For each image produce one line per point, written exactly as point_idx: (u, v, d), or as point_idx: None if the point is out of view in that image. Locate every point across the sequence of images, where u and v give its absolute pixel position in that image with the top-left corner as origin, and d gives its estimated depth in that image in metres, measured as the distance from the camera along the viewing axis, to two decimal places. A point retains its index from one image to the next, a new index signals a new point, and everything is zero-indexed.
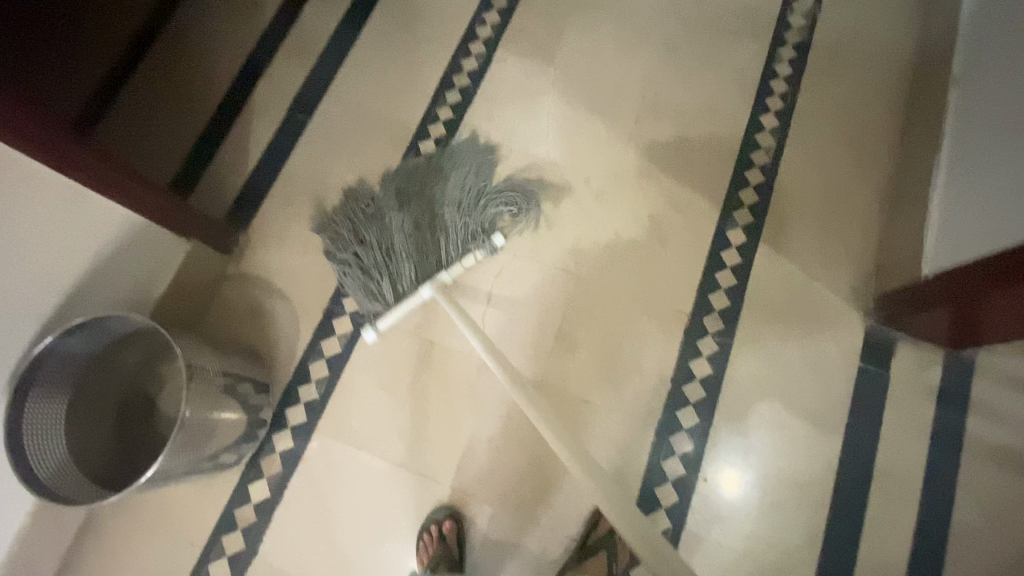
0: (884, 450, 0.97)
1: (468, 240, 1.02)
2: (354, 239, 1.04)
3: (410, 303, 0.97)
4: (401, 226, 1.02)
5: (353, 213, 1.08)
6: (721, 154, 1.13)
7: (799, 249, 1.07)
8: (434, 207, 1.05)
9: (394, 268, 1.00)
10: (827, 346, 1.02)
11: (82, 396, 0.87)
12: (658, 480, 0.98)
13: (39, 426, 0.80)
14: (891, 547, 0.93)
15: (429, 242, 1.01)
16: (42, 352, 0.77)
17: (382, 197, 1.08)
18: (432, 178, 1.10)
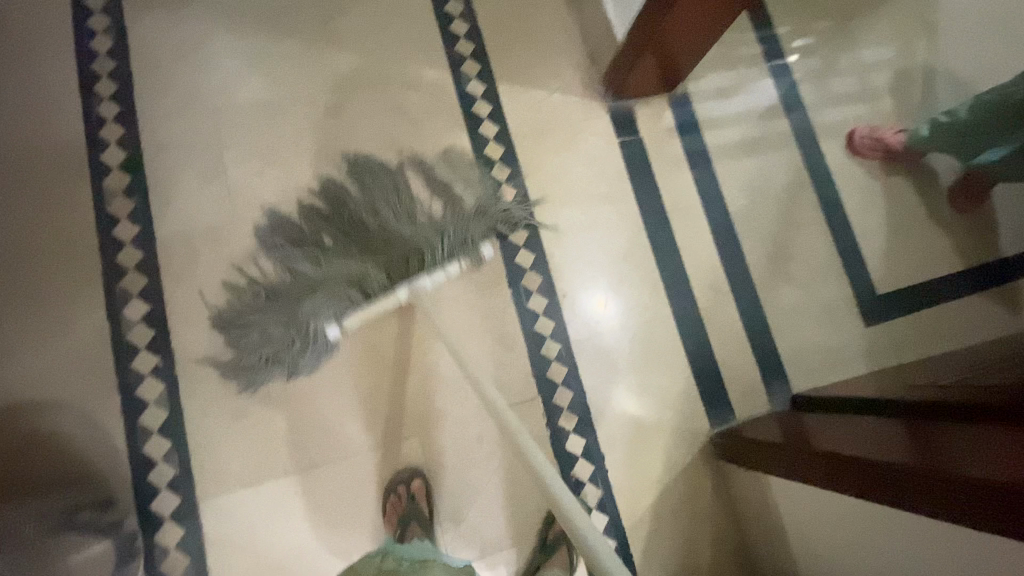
0: (666, 192, 1.15)
1: (440, 234, 0.93)
2: (283, 289, 0.90)
3: (382, 305, 0.88)
4: (337, 258, 0.90)
5: (302, 241, 0.93)
6: (418, 20, 1.12)
7: (529, 71, 1.14)
8: (368, 210, 0.93)
9: (363, 285, 0.88)
10: (590, 138, 1.14)
11: None
12: (531, 321, 1.06)
13: None
14: (705, 255, 1.15)
15: (380, 244, 0.91)
16: None
17: (344, 186, 0.97)
18: (339, 193, 0.96)
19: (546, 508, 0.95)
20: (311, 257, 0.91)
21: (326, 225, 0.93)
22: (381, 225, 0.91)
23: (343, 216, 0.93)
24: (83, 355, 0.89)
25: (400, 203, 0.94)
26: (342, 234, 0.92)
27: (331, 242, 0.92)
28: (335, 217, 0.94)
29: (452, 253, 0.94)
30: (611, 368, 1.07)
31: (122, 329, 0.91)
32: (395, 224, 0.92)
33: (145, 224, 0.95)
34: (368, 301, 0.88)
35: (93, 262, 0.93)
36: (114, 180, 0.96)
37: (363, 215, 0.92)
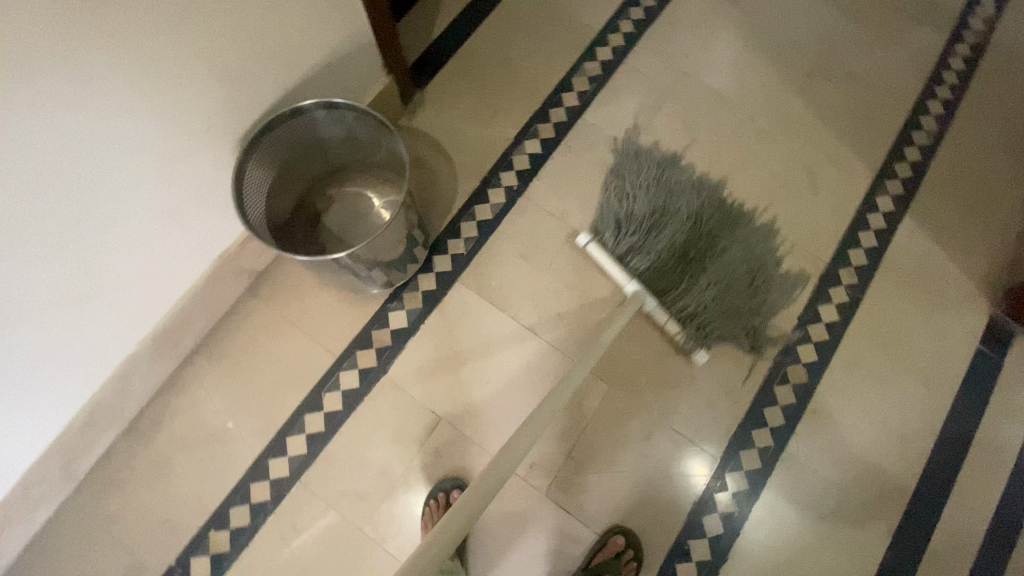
0: (985, 427, 1.00)
1: (736, 278, 1.02)
2: (653, 186, 1.06)
3: (616, 271, 1.03)
4: (651, 244, 1.01)
5: (691, 197, 1.06)
6: (882, 126, 1.17)
7: (942, 229, 1.10)
8: (713, 251, 1.03)
9: (652, 242, 1.01)
10: (952, 322, 1.05)
11: (292, 168, 0.94)
12: (768, 402, 1.01)
13: (257, 171, 0.87)
14: (976, 511, 0.96)
15: (697, 248, 1.03)
16: (304, 109, 0.85)
17: (737, 227, 1.06)
18: (719, 231, 1.05)
19: (639, 549, 0.93)
20: (675, 208, 1.04)
21: (700, 208, 1.06)
22: (698, 257, 1.02)
23: (700, 237, 1.04)
24: (482, 143, 1.15)
25: (724, 269, 1.01)
26: (698, 228, 1.04)
27: (686, 218, 1.04)
28: (711, 222, 1.05)
29: (684, 318, 1.00)
30: (797, 505, 0.96)
31: (515, 148, 1.15)
32: (701, 296, 0.99)
33: (584, 104, 1.18)
34: (613, 260, 1.04)
35: (536, 99, 1.18)
36: (592, 65, 1.21)
37: (698, 263, 1.02)
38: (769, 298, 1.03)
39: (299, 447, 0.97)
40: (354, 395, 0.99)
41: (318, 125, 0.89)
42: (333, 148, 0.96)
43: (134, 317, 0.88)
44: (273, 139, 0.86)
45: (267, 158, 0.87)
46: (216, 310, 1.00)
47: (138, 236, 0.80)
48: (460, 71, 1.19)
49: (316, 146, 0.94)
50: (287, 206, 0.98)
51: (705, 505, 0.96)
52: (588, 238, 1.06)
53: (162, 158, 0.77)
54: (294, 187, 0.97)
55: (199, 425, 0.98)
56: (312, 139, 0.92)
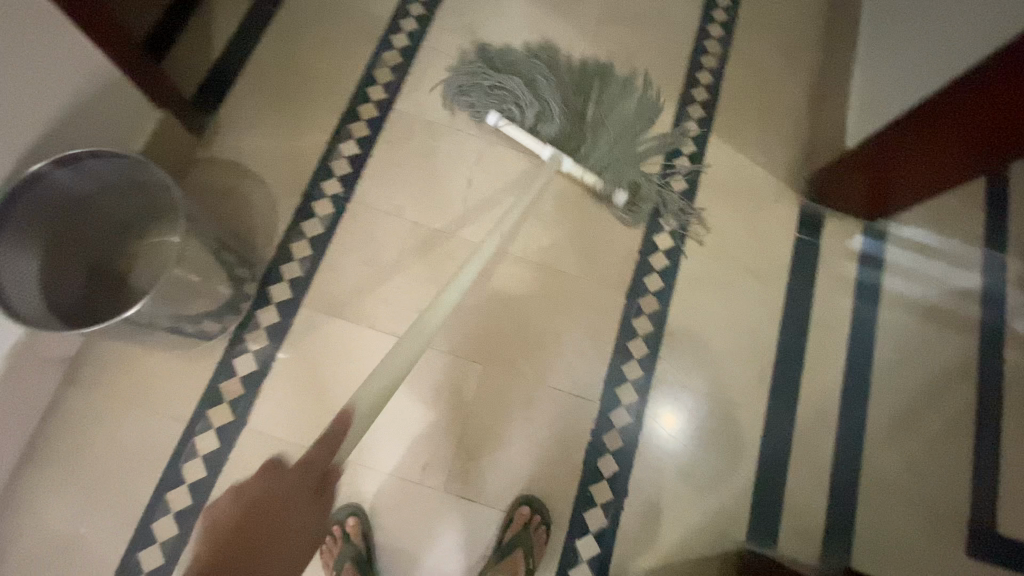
0: (816, 303, 1.11)
1: (630, 129, 1.16)
2: (551, 77, 1.18)
3: (530, 140, 1.12)
4: (553, 110, 1.15)
5: (554, 73, 1.19)
6: (673, 57, 1.25)
7: (744, 139, 1.20)
8: (590, 117, 1.17)
9: (546, 108, 1.16)
10: (771, 218, 1.15)
11: (62, 240, 0.84)
12: (630, 336, 1.04)
13: (14, 259, 0.76)
14: (825, 379, 1.07)
15: (580, 120, 1.17)
16: (36, 175, 0.74)
17: (592, 91, 1.19)
18: (587, 93, 1.18)
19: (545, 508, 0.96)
20: (552, 87, 1.17)
21: (569, 86, 1.19)
22: (586, 117, 1.17)
23: (579, 102, 1.18)
24: (296, 158, 1.09)
25: (613, 130, 1.15)
26: (572, 110, 1.18)
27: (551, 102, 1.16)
28: (583, 92, 1.19)
29: (601, 170, 1.13)
30: (678, 423, 1.01)
31: (331, 155, 1.10)
32: (607, 151, 1.13)
33: (391, 94, 1.15)
34: (527, 132, 1.13)
35: (342, 101, 1.14)
36: (390, 54, 1.18)
37: (596, 124, 1.16)
38: (640, 150, 1.16)
39: (168, 529, 0.88)
40: (217, 456, 0.92)
41: (67, 187, 0.79)
42: (104, 204, 0.86)
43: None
44: (14, 218, 0.76)
45: (17, 241, 0.77)
46: (28, 413, 0.89)
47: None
48: (252, 89, 1.12)
49: (80, 208, 0.84)
50: (79, 281, 0.88)
51: (597, 449, 1.00)
52: (495, 117, 1.12)
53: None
54: (76, 259, 0.87)
55: (47, 540, 0.88)
56: (69, 202, 0.81)
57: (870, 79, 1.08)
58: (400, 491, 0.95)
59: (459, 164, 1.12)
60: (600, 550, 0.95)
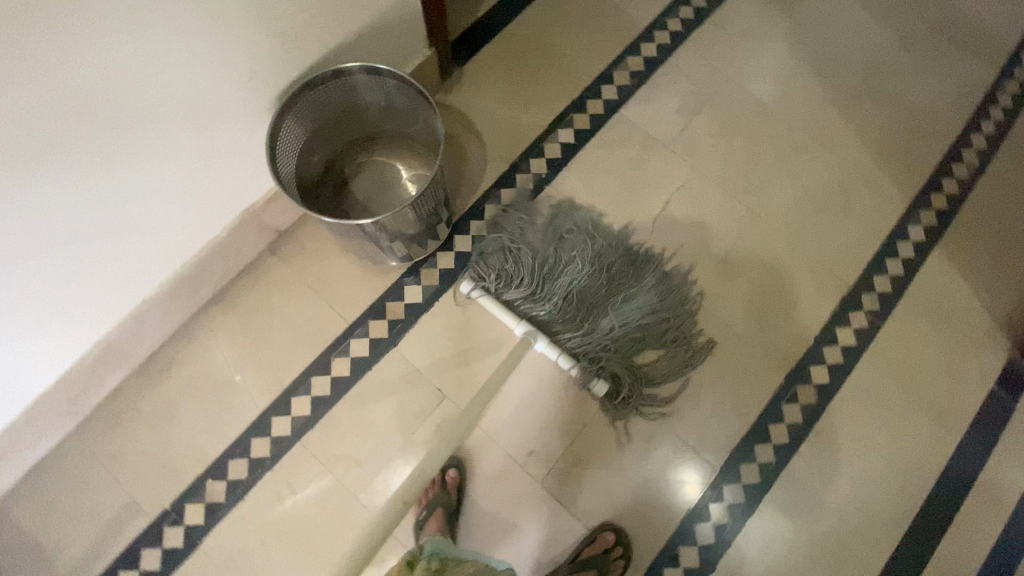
0: (992, 469, 0.98)
1: (584, 330, 1.00)
2: (540, 249, 1.04)
3: (508, 317, 1.00)
4: (544, 286, 1.01)
5: (585, 243, 1.04)
6: (922, 153, 1.15)
7: (972, 266, 1.08)
8: (591, 318, 1.01)
9: (545, 291, 1.01)
10: (972, 360, 1.03)
11: (327, 130, 0.95)
12: (773, 418, 1.00)
13: (293, 128, 0.88)
14: (973, 552, 0.95)
15: (597, 300, 1.02)
16: (347, 71, 0.85)
17: (609, 263, 1.04)
18: (596, 292, 1.02)
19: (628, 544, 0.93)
20: (604, 251, 1.05)
21: (597, 260, 1.03)
22: (595, 307, 1.01)
23: (598, 284, 1.02)
24: (516, 126, 1.14)
25: (621, 319, 1.00)
26: (581, 286, 1.02)
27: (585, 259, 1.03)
28: (610, 271, 1.03)
29: (580, 356, 0.99)
30: (792, 524, 0.96)
31: (547, 136, 1.14)
32: (581, 338, 1.00)
33: (621, 98, 1.16)
34: (501, 305, 1.01)
35: (575, 88, 1.17)
36: (634, 60, 1.19)
37: (586, 317, 1.01)
38: (665, 364, 1.02)
39: (302, 408, 0.97)
40: (362, 363, 0.99)
41: (358, 89, 0.90)
42: (370, 113, 0.97)
43: (142, 260, 0.87)
44: (310, 98, 0.87)
45: (303, 117, 0.88)
46: (234, 263, 1.01)
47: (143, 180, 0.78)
48: (500, 52, 1.18)
49: (354, 110, 0.94)
50: (318, 167, 0.99)
51: (700, 512, 0.96)
52: (471, 286, 1.02)
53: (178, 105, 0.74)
54: (326, 149, 0.98)
55: (207, 375, 0.99)
56: (349, 101, 0.92)
57: None
58: (500, 466, 0.98)
59: (662, 185, 1.11)
60: None
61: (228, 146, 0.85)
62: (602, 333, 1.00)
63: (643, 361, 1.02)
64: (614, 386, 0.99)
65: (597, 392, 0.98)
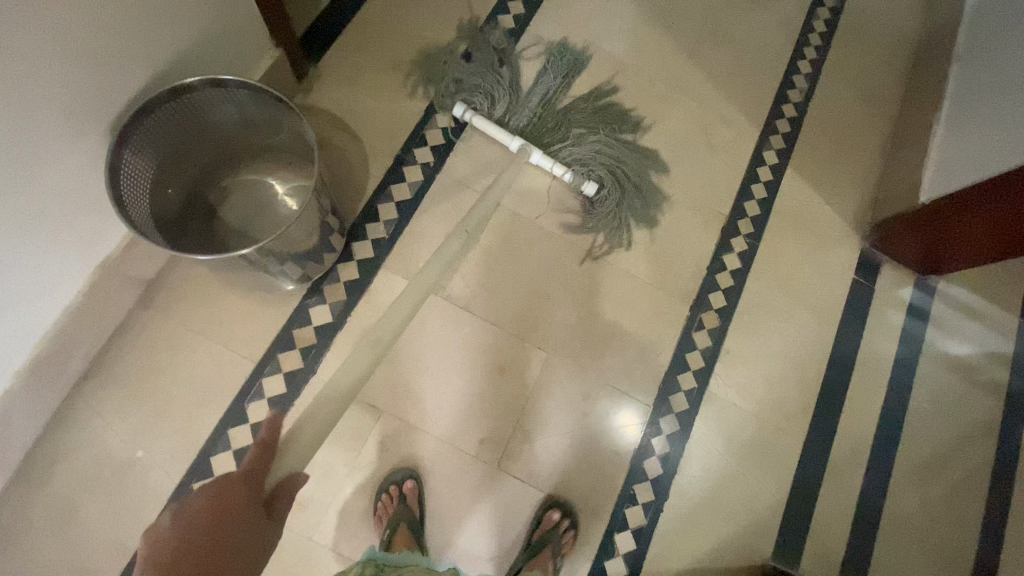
0: (863, 345, 1.15)
1: (574, 141, 1.11)
2: (501, 74, 1.12)
3: (498, 130, 1.09)
4: (520, 102, 1.12)
5: (547, 77, 1.14)
6: (762, 85, 1.27)
7: (817, 177, 1.24)
8: (568, 130, 1.12)
9: (521, 105, 1.12)
10: (833, 258, 1.20)
11: (177, 155, 0.84)
12: (689, 348, 1.09)
13: (136, 162, 0.77)
14: (862, 418, 1.12)
15: (556, 126, 1.12)
16: (188, 87, 0.75)
17: (566, 100, 1.15)
18: (562, 105, 1.14)
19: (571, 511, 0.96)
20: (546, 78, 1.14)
21: (562, 71, 1.16)
22: (560, 120, 1.12)
23: (557, 109, 1.13)
24: (390, 119, 1.09)
25: (592, 138, 1.11)
26: (550, 105, 1.13)
27: (527, 99, 1.12)
28: (574, 104, 1.15)
29: (572, 162, 1.09)
30: (723, 437, 1.06)
31: (426, 123, 1.10)
32: (572, 147, 1.10)
33: None
34: (495, 122, 1.10)
35: (442, 70, 1.14)
36: (495, 34, 1.18)
37: (566, 131, 1.11)
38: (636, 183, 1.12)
39: (226, 465, 0.88)
40: (283, 400, 0.92)
41: (206, 105, 0.80)
42: (225, 130, 0.87)
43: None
44: (149, 124, 0.76)
45: (144, 146, 0.77)
46: (103, 328, 0.88)
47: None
48: (356, 43, 1.12)
49: (206, 128, 0.84)
50: (176, 197, 0.88)
51: (645, 451, 1.03)
52: (463, 108, 1.08)
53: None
54: (181, 176, 0.87)
55: (100, 458, 0.86)
56: (198, 119, 0.82)
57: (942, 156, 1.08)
58: (452, 463, 0.97)
59: None
60: (636, 546, 0.99)
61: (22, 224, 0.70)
62: (586, 142, 1.10)
63: (625, 176, 1.11)
64: (602, 187, 1.09)
65: (588, 192, 1.08)
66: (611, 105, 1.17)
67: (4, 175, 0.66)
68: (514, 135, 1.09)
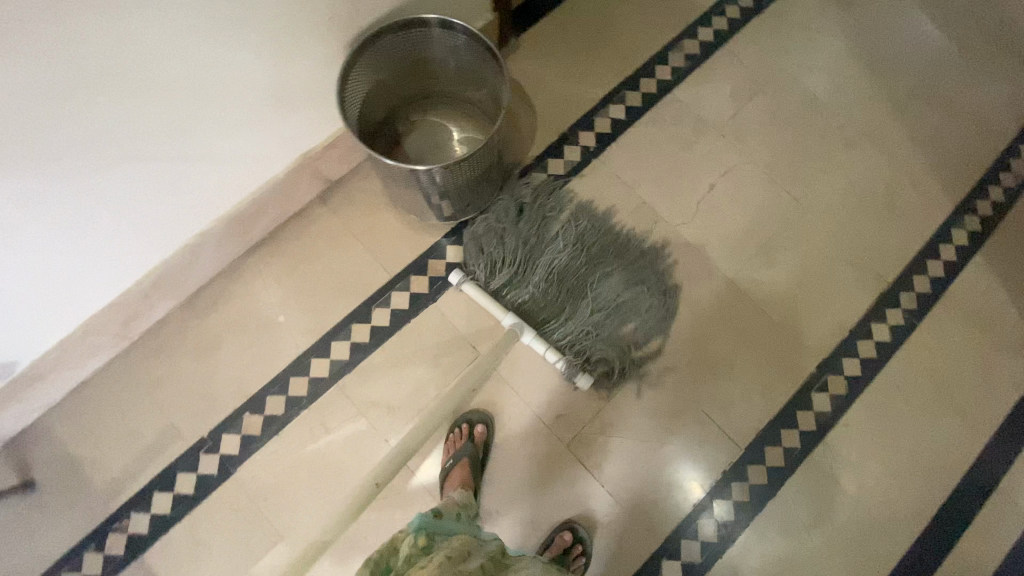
0: (1016, 475, 0.98)
1: (572, 341, 0.99)
2: (522, 237, 1.04)
3: (490, 305, 1.00)
4: (529, 273, 1.02)
5: (568, 223, 1.06)
6: (972, 159, 1.14)
7: (1011, 275, 1.08)
8: (579, 294, 1.02)
9: (526, 278, 1.02)
10: (1005, 366, 1.04)
11: (392, 82, 0.97)
12: (802, 405, 1.01)
13: (363, 74, 0.90)
14: (990, 555, 0.95)
15: (574, 292, 1.02)
16: (424, 23, 0.87)
17: (605, 247, 1.06)
18: (596, 249, 1.05)
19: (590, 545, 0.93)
20: (563, 246, 1.04)
21: (571, 248, 1.04)
22: (576, 287, 1.02)
23: (580, 263, 1.03)
24: (568, 99, 1.15)
25: (599, 300, 1.01)
26: (569, 265, 1.03)
27: (539, 270, 1.03)
28: (589, 251, 1.05)
29: (565, 347, 0.99)
30: (812, 510, 0.97)
31: (598, 111, 1.14)
32: (589, 314, 1.00)
33: (675, 80, 1.17)
34: (487, 296, 1.01)
35: (629, 66, 1.17)
36: (690, 44, 1.19)
37: (585, 291, 1.01)
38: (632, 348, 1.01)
39: (341, 353, 1.00)
40: (402, 316, 1.02)
41: (430, 43, 0.92)
42: (435, 71, 0.98)
43: (181, 195, 0.86)
44: (382, 46, 0.89)
45: (373, 64, 0.90)
46: (285, 207, 1.03)
47: (185, 112, 0.77)
48: (558, 25, 1.19)
49: (422, 65, 0.96)
50: (377, 117, 1.00)
51: (721, 490, 0.97)
52: (458, 276, 1.01)
53: (226, 36, 0.72)
54: (388, 101, 1.00)
55: (251, 312, 1.01)
56: (418, 54, 0.94)
57: None
58: (527, 426, 0.99)
59: (707, 168, 1.12)
60: None
61: (273, 90, 0.84)
62: (579, 322, 1.00)
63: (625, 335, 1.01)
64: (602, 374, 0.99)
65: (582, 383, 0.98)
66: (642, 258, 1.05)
67: (279, 43, 0.78)
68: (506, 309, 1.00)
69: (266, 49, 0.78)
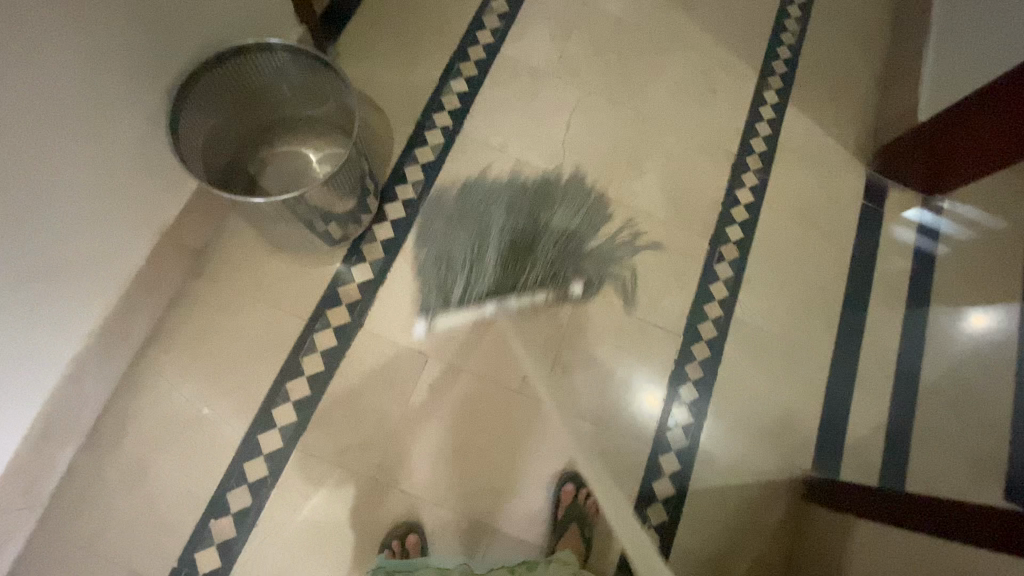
0: (879, 265, 1.19)
1: (553, 244, 1.07)
2: (461, 228, 1.07)
3: (470, 313, 1.04)
4: (485, 266, 1.04)
5: (496, 205, 1.08)
6: (756, 31, 1.33)
7: (818, 112, 1.29)
8: (537, 228, 1.08)
9: (479, 266, 1.04)
10: (841, 186, 1.24)
11: (223, 125, 0.91)
12: (712, 279, 1.13)
13: (188, 128, 0.83)
14: (886, 334, 1.14)
15: (530, 257, 1.06)
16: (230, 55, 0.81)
17: (524, 200, 1.10)
18: (517, 197, 1.10)
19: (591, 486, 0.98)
20: (499, 228, 1.06)
21: (512, 213, 1.08)
22: (528, 241, 1.07)
23: (521, 235, 1.07)
24: (408, 88, 1.15)
25: (561, 238, 1.08)
26: (511, 229, 1.07)
27: (491, 249, 1.05)
28: (528, 214, 1.09)
29: (542, 282, 1.06)
30: (754, 360, 1.10)
31: (441, 91, 1.16)
32: (556, 233, 1.08)
33: (497, 40, 1.22)
34: (461, 309, 1.04)
35: (452, 41, 1.20)
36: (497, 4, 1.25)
37: (535, 226, 1.08)
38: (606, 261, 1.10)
39: (287, 416, 0.94)
40: (334, 352, 0.98)
41: (247, 73, 0.86)
42: (265, 100, 0.93)
43: (38, 326, 0.75)
44: (199, 92, 0.82)
45: (196, 114, 0.84)
46: (159, 296, 0.93)
47: (3, 227, 0.66)
48: (370, 21, 1.19)
49: (248, 98, 0.91)
50: (223, 167, 0.94)
51: (680, 378, 1.07)
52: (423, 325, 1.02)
53: (15, 124, 0.64)
54: (226, 148, 0.94)
55: (172, 417, 0.91)
56: (241, 89, 0.88)
57: (939, 82, 1.15)
58: (499, 402, 1.01)
59: (558, 109, 1.19)
60: (680, 467, 1.03)
61: (92, 172, 0.76)
62: (545, 263, 1.06)
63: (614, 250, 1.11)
64: (586, 284, 1.08)
65: (576, 294, 1.08)
66: (552, 191, 1.12)
67: (82, 117, 0.71)
68: (486, 296, 1.04)
69: (64, 130, 0.70)
